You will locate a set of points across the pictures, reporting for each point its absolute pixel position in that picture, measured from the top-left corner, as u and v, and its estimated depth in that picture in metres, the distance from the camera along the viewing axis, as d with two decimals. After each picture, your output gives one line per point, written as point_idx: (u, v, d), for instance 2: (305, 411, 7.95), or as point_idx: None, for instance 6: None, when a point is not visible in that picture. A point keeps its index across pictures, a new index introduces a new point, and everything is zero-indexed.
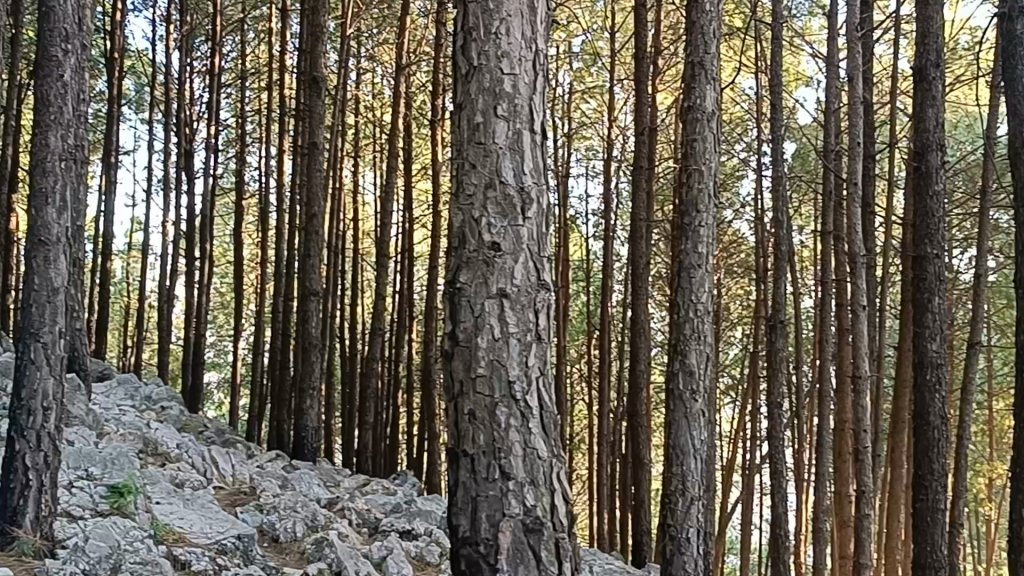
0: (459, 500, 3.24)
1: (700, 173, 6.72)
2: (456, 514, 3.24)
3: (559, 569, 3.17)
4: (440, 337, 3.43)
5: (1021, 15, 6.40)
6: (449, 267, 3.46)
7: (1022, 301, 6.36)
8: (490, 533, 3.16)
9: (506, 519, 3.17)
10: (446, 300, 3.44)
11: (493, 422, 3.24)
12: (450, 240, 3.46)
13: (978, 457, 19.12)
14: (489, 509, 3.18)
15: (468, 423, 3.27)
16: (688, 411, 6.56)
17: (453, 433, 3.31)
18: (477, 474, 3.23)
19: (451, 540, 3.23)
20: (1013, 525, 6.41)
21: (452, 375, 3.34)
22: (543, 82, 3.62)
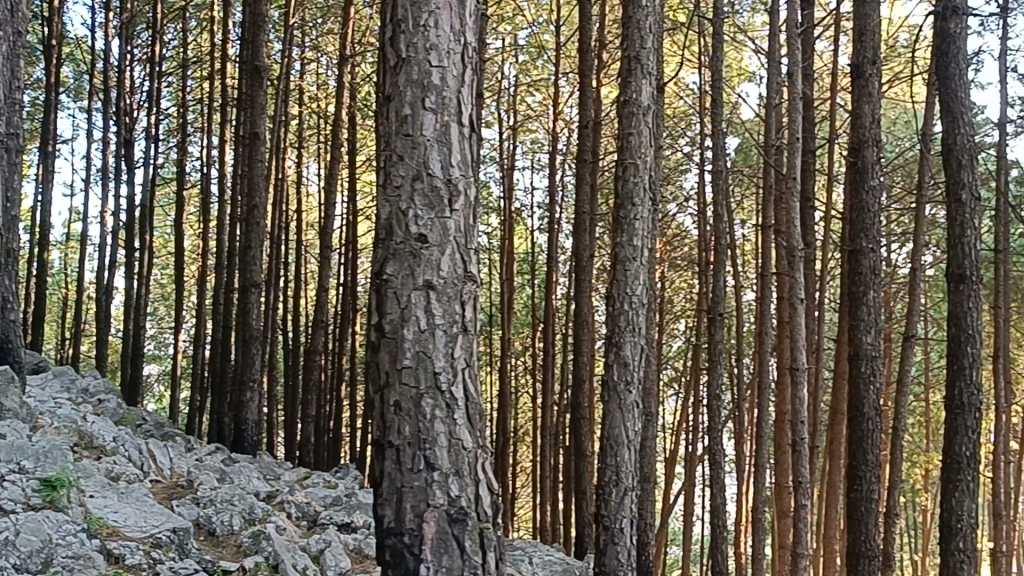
0: (384, 492, 3.23)
1: (635, 167, 6.77)
2: (382, 504, 3.24)
3: (482, 559, 3.21)
4: (367, 328, 3.42)
5: (955, 15, 6.54)
6: (375, 258, 3.45)
7: (953, 295, 6.50)
8: (415, 523, 3.18)
9: (430, 509, 3.19)
10: (372, 291, 3.43)
11: (419, 413, 3.25)
12: (377, 231, 3.45)
13: (915, 448, 19.48)
14: (414, 499, 3.19)
15: (393, 414, 3.26)
16: (622, 402, 6.63)
17: (379, 425, 3.30)
18: (402, 465, 3.23)
19: (376, 530, 3.24)
20: (944, 514, 6.54)
21: (378, 367, 3.33)
22: (471, 74, 3.63)
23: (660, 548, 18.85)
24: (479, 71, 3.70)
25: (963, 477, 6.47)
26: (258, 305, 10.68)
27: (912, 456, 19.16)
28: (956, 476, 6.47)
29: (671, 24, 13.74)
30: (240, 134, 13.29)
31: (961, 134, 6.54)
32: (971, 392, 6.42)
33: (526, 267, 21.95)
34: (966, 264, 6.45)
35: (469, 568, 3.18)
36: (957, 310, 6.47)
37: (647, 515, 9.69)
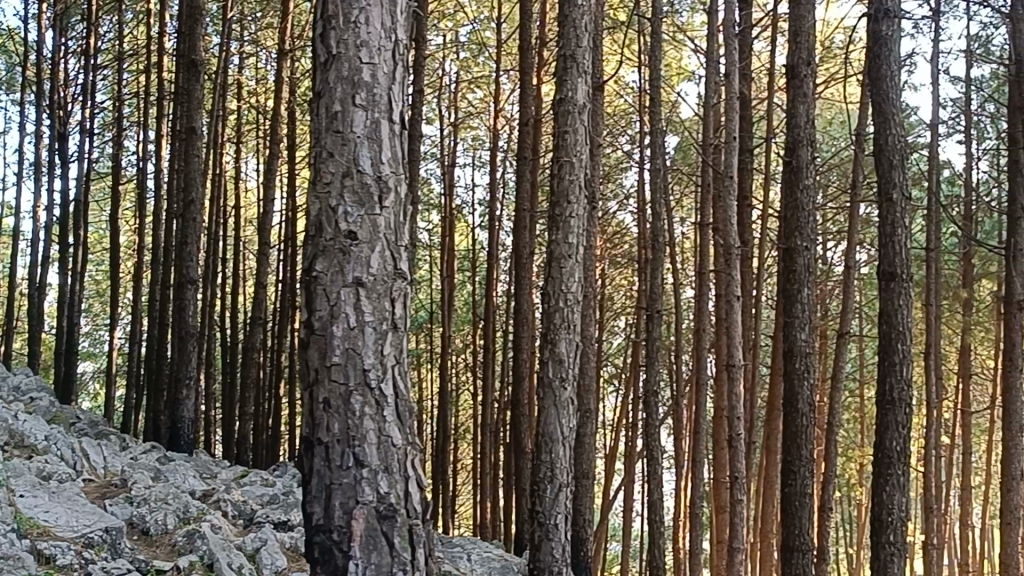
0: (313, 489, 3.22)
1: (570, 165, 6.79)
2: (310, 502, 3.23)
3: (411, 556, 3.22)
4: (295, 325, 3.41)
5: (886, 17, 6.66)
6: (304, 256, 3.43)
7: (886, 294, 6.60)
8: (344, 520, 3.17)
9: (359, 506, 3.18)
10: (301, 288, 3.41)
11: (348, 410, 3.24)
12: (307, 228, 3.44)
13: (849, 443, 19.78)
14: (343, 496, 3.19)
15: (322, 411, 3.25)
16: (557, 399, 6.66)
17: (307, 423, 3.29)
18: (331, 462, 3.22)
19: (305, 528, 3.23)
20: (876, 508, 6.65)
21: (307, 364, 3.32)
22: (402, 71, 3.63)
23: (600, 544, 18.97)
24: (411, 69, 3.70)
25: (894, 472, 6.61)
26: (195, 302, 10.56)
27: (846, 450, 19.48)
28: (887, 470, 6.62)
29: (611, 23, 13.81)
30: (175, 129, 13.10)
31: (892, 136, 6.68)
32: (901, 388, 6.56)
33: (466, 264, 21.96)
34: (897, 262, 6.57)
35: (399, 565, 3.18)
36: (889, 308, 6.59)
37: (585, 511, 9.73)
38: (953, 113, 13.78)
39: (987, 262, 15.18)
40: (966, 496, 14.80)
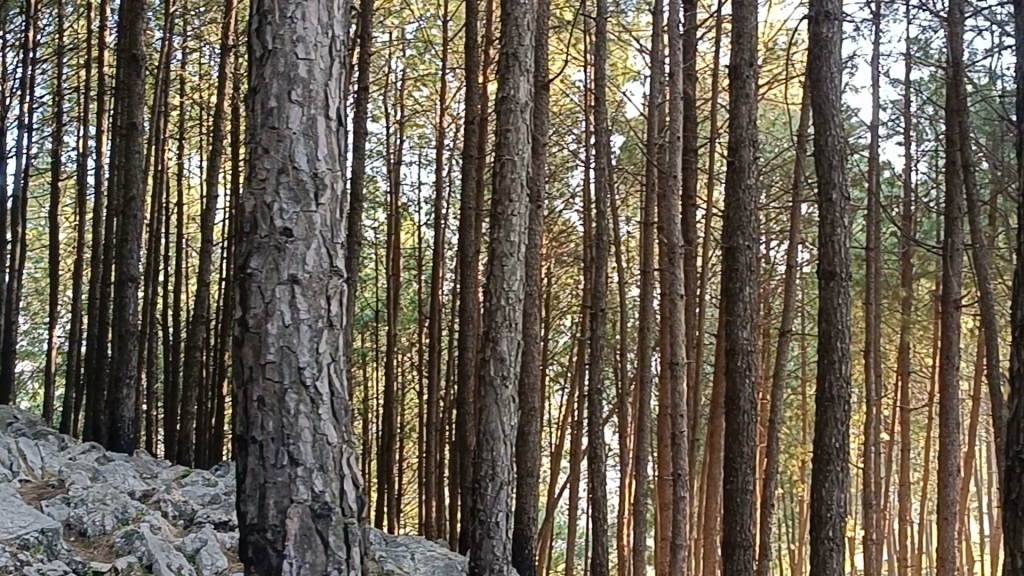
0: (247, 488, 3.20)
1: (512, 163, 6.80)
2: (244, 501, 3.20)
3: (346, 555, 3.20)
4: (230, 322, 3.37)
5: (827, 19, 6.79)
6: (239, 253, 3.40)
7: (825, 292, 6.68)
8: (278, 519, 3.15)
9: (293, 505, 3.16)
10: (235, 286, 3.38)
11: (282, 408, 3.22)
12: (241, 226, 3.40)
13: (792, 441, 20.00)
14: (277, 495, 3.17)
15: (257, 410, 3.23)
16: (499, 397, 6.65)
17: (241, 422, 3.26)
18: (265, 460, 3.19)
19: (239, 527, 3.20)
20: (815, 504, 6.72)
21: (241, 362, 3.29)
22: (339, 67, 3.61)
23: (545, 542, 19.02)
24: (348, 65, 3.68)
25: (832, 468, 6.69)
26: (135, 301, 10.41)
27: (788, 448, 19.70)
28: (826, 467, 6.70)
29: (557, 22, 13.83)
30: (116, 125, 12.91)
31: (832, 136, 6.77)
32: (840, 384, 6.65)
33: (412, 262, 21.89)
34: (836, 261, 6.67)
35: (334, 564, 3.17)
36: (828, 306, 6.68)
37: (529, 509, 9.74)
38: (893, 114, 13.98)
39: (925, 262, 15.44)
40: (905, 492, 15.02)
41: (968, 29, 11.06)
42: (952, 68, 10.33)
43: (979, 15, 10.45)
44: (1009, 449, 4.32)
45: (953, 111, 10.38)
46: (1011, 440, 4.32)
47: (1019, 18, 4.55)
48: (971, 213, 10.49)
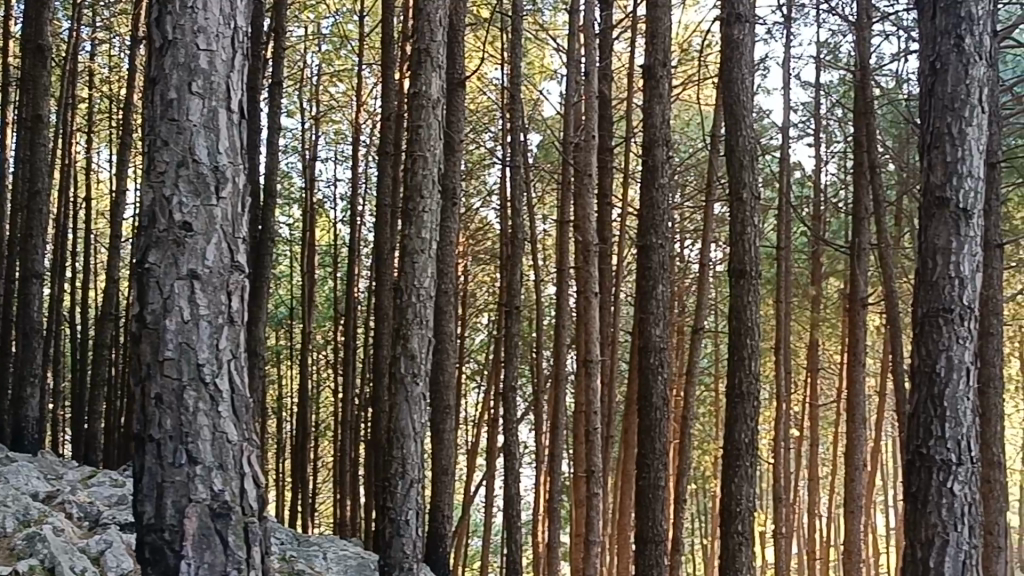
0: (144, 487, 3.14)
1: (424, 159, 6.77)
2: (141, 501, 3.14)
3: (246, 554, 3.17)
4: (126, 317, 3.30)
5: (738, 21, 6.93)
6: (135, 247, 3.32)
7: (736, 290, 6.79)
8: (175, 519, 3.10)
9: (191, 505, 3.11)
10: (132, 280, 3.30)
11: (180, 406, 3.16)
12: (139, 219, 3.33)
13: (705, 437, 20.25)
14: (175, 494, 3.11)
15: (154, 408, 3.16)
16: (409, 395, 6.61)
17: (138, 419, 3.19)
18: (162, 460, 3.14)
19: (135, 527, 3.13)
20: (725, 498, 6.81)
21: (138, 358, 3.21)
22: (241, 58, 3.56)
23: (461, 540, 18.99)
24: (250, 56, 3.63)
25: (741, 463, 6.79)
26: (40, 298, 10.14)
27: (701, 444, 19.95)
28: (735, 461, 6.80)
29: (474, 19, 13.81)
30: (19, 117, 12.55)
31: (742, 137, 6.92)
32: (750, 381, 6.77)
33: (328, 259, 21.68)
34: (747, 260, 6.81)
35: (233, 563, 3.14)
36: (739, 303, 6.80)
37: (444, 507, 9.73)
38: (804, 116, 14.25)
39: (834, 261, 15.76)
40: (814, 487, 15.30)
41: (876, 34, 11.31)
42: (859, 72, 10.57)
43: (886, 20, 10.68)
44: (910, 443, 4.44)
45: (860, 114, 10.62)
46: (911, 434, 4.44)
47: (921, 24, 4.68)
48: (878, 213, 10.74)
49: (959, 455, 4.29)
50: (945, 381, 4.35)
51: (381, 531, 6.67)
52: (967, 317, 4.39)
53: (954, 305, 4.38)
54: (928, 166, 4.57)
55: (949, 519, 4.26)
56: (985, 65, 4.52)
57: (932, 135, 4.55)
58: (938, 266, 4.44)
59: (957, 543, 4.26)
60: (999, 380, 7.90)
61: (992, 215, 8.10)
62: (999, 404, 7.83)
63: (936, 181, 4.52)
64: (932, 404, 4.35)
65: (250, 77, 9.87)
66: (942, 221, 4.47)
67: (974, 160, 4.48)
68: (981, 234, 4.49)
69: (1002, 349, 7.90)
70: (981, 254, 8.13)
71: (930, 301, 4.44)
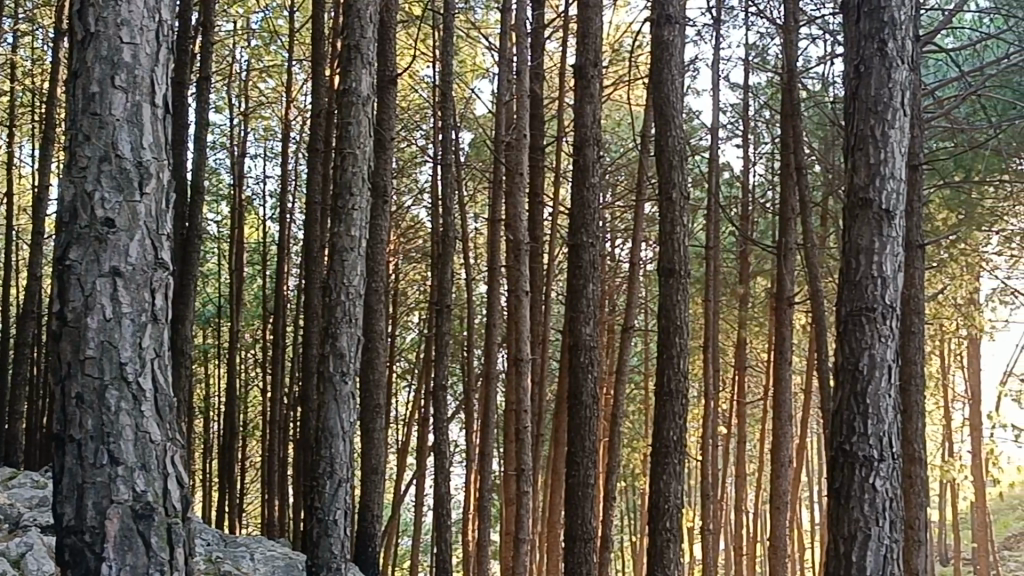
0: (64, 488, 3.07)
1: (354, 156, 6.72)
2: (61, 502, 3.08)
3: (169, 556, 3.13)
4: (46, 315, 3.23)
5: (667, 22, 7.02)
6: (55, 243, 3.25)
7: (665, 288, 6.87)
8: (97, 520, 3.04)
9: (113, 506, 3.06)
10: (52, 278, 3.23)
11: (102, 406, 3.11)
12: (59, 215, 3.26)
13: (635, 435, 20.39)
14: (96, 496, 3.06)
15: (74, 407, 3.10)
16: (338, 394, 6.55)
17: (57, 419, 3.12)
18: (83, 460, 3.08)
19: (55, 530, 3.07)
20: (654, 495, 6.86)
21: (58, 357, 3.14)
22: (165, 52, 3.50)
23: (391, 539, 18.90)
24: (176, 50, 3.57)
25: (670, 461, 6.86)
26: None
27: (631, 442, 20.09)
28: (664, 459, 6.87)
29: (405, 16, 13.75)
30: None
31: (672, 137, 7.02)
32: (678, 379, 6.85)
33: (257, 257, 21.44)
34: (676, 259, 6.89)
35: (156, 565, 3.09)
36: (668, 301, 6.88)
37: (374, 506, 9.68)
38: (732, 118, 14.42)
39: (762, 260, 15.97)
40: (741, 483, 15.48)
41: (803, 37, 11.48)
42: (787, 74, 10.72)
43: (812, 24, 10.85)
44: (834, 440, 4.51)
45: (787, 116, 10.77)
46: (835, 431, 4.51)
47: (846, 28, 4.77)
48: (803, 214, 10.91)
49: (881, 451, 4.36)
50: (868, 378, 4.43)
51: (308, 531, 6.62)
52: (889, 316, 4.47)
53: (877, 304, 4.46)
54: (852, 168, 4.65)
55: (871, 514, 4.33)
56: (907, 69, 4.62)
57: (856, 137, 4.64)
58: (862, 266, 4.51)
59: (879, 538, 4.33)
60: (921, 377, 8.08)
61: (915, 217, 8.28)
62: (920, 401, 8.00)
63: (859, 183, 4.60)
64: (854, 402, 4.43)
65: (178, 72, 9.73)
66: (865, 222, 4.56)
67: (896, 162, 4.57)
68: (903, 235, 4.58)
69: (923, 347, 8.08)
70: (903, 255, 8.31)
71: (853, 299, 4.52)
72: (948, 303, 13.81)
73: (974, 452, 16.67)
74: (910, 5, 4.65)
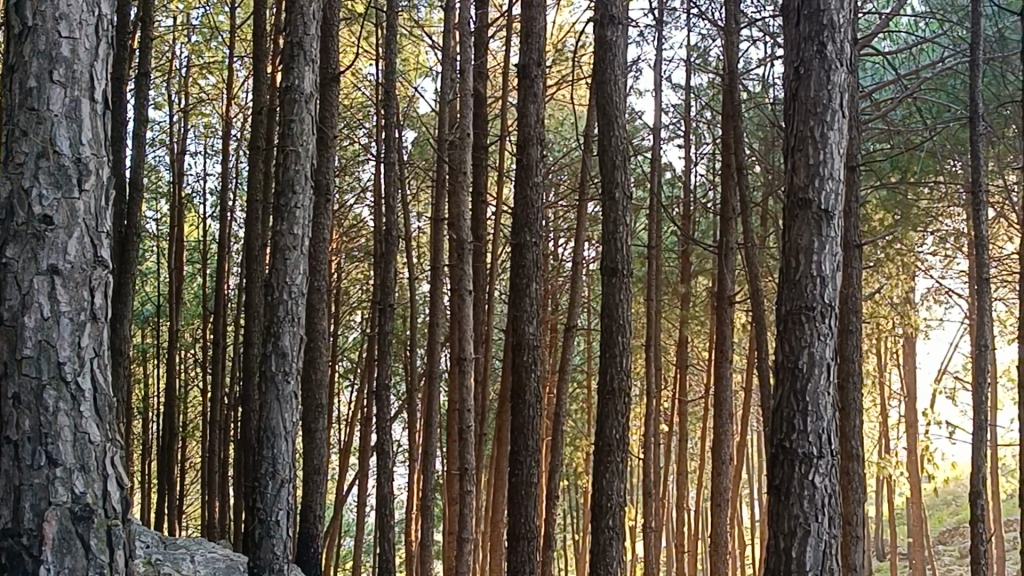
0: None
1: (295, 154, 6.66)
2: None
3: (108, 557, 3.08)
4: None
5: (610, 23, 7.09)
6: None
7: (609, 287, 6.91)
8: (34, 522, 2.98)
9: (51, 507, 3.01)
10: None
11: (40, 406, 3.05)
12: None
13: (577, 434, 20.47)
14: (34, 498, 3.00)
15: (11, 407, 3.04)
16: (280, 393, 6.44)
17: None
18: (20, 461, 3.02)
19: None
20: (597, 493, 6.91)
21: None
22: (105, 47, 3.44)
23: (332, 540, 18.78)
24: (116, 42, 3.50)
25: (612, 459, 6.93)
26: None
27: (574, 441, 20.17)
28: (607, 458, 6.92)
29: (349, 14, 13.67)
30: None
31: (615, 137, 7.09)
32: (621, 377, 6.91)
33: (196, 255, 21.20)
34: (618, 258, 6.95)
35: (94, 568, 3.04)
36: (611, 301, 6.94)
37: (316, 506, 9.62)
38: (674, 118, 14.52)
39: (703, 259, 16.12)
40: (683, 481, 15.61)
41: (744, 39, 11.60)
42: (728, 76, 10.83)
43: (754, 25, 10.96)
44: (773, 438, 4.56)
45: (728, 117, 10.87)
46: (775, 429, 4.56)
47: (786, 31, 4.83)
48: (744, 214, 11.02)
49: (820, 448, 4.43)
50: (807, 376, 4.48)
51: (249, 533, 6.55)
52: (828, 314, 4.53)
53: (816, 302, 4.52)
54: (791, 169, 4.71)
55: (811, 510, 4.38)
56: (845, 71, 4.69)
57: (796, 138, 4.69)
58: (802, 265, 4.57)
59: (818, 534, 4.38)
60: (859, 375, 8.20)
61: (853, 218, 8.40)
62: (857, 398, 8.12)
63: (799, 183, 4.66)
64: (794, 400, 4.48)
65: (116, 68, 9.58)
66: (804, 221, 4.61)
67: (835, 162, 4.64)
68: (841, 235, 4.65)
69: (861, 345, 8.21)
70: (842, 255, 8.43)
71: (793, 297, 4.57)
72: (884, 302, 14.03)
73: (909, 448, 16.96)
74: (848, 7, 4.72)
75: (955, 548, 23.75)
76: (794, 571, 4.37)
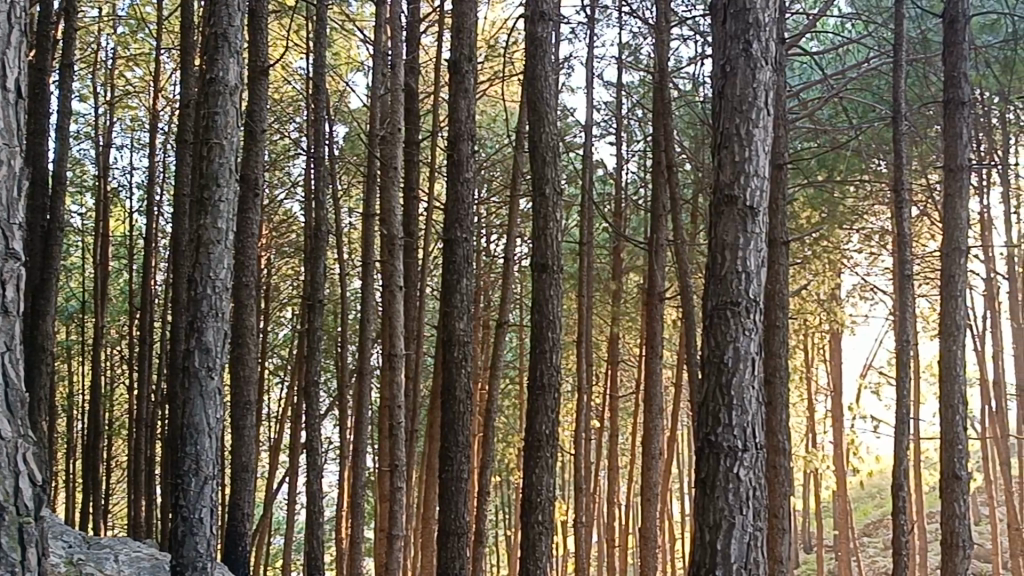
0: None
1: (220, 147, 6.53)
2: None
3: (20, 556, 2.55)
4: None
5: (542, 19, 7.13)
6: None
7: (539, 282, 6.96)
8: None
9: None
10: None
11: None
12: None
13: (509, 430, 20.50)
14: None
15: None
16: (203, 389, 6.36)
17: None
18: None
19: None
20: (528, 489, 6.92)
21: None
22: (17, 34, 2.88)
23: (262, 538, 18.58)
24: (28, 28, 2.95)
25: (542, 454, 6.95)
26: None
27: (506, 437, 20.21)
28: (536, 453, 6.94)
29: (279, 8, 13.57)
30: None
31: (546, 133, 7.14)
32: (550, 373, 6.96)
33: (122, 250, 20.85)
34: (549, 254, 7.00)
35: (3, 568, 2.50)
36: (541, 296, 6.99)
37: (244, 503, 9.50)
38: (606, 116, 14.59)
39: (634, 256, 16.26)
40: (614, 475, 15.68)
41: (675, 37, 11.69)
42: (658, 73, 10.90)
43: (684, 23, 11.06)
44: (699, 431, 4.60)
45: (659, 114, 10.95)
46: (700, 423, 4.60)
47: (714, 28, 4.87)
48: (673, 211, 11.11)
49: (744, 441, 4.48)
50: (732, 370, 4.53)
51: (171, 531, 6.42)
52: (753, 309, 4.60)
53: (741, 299, 4.58)
54: (717, 165, 4.75)
55: (735, 503, 4.42)
56: (770, 69, 4.76)
57: (722, 135, 4.74)
58: (727, 262, 4.62)
59: (743, 527, 4.43)
60: (785, 370, 8.33)
61: (779, 214, 8.53)
62: (784, 392, 8.26)
63: (725, 180, 4.70)
64: (719, 393, 4.53)
65: (37, 58, 9.40)
66: (730, 218, 4.65)
67: (760, 159, 4.69)
68: (766, 232, 4.71)
69: (787, 341, 8.34)
70: (768, 251, 8.56)
71: (718, 293, 4.62)
72: (811, 298, 14.24)
73: (835, 441, 17.27)
74: (773, 7, 4.80)
75: (879, 540, 24.28)
76: (719, 563, 4.41)
